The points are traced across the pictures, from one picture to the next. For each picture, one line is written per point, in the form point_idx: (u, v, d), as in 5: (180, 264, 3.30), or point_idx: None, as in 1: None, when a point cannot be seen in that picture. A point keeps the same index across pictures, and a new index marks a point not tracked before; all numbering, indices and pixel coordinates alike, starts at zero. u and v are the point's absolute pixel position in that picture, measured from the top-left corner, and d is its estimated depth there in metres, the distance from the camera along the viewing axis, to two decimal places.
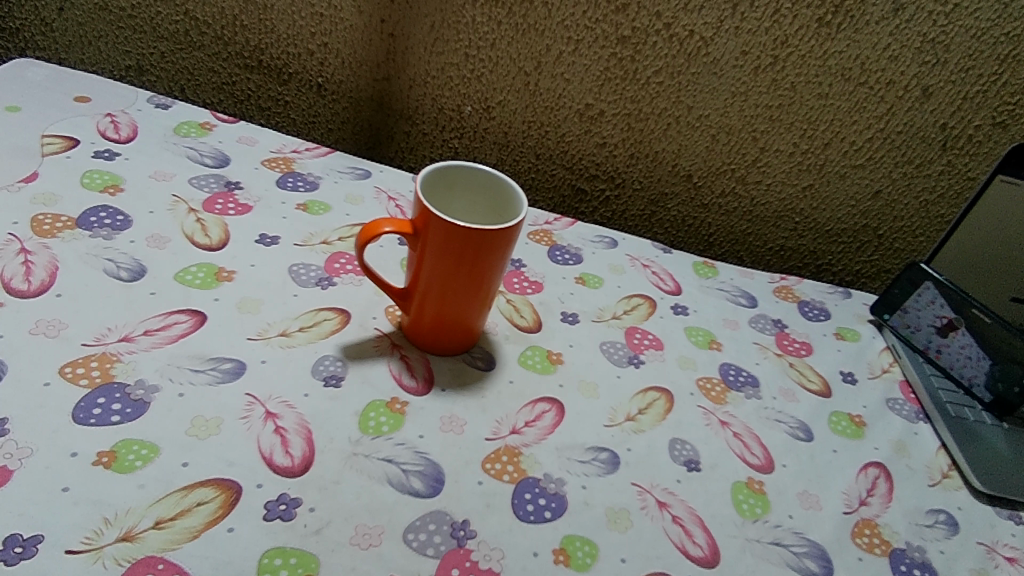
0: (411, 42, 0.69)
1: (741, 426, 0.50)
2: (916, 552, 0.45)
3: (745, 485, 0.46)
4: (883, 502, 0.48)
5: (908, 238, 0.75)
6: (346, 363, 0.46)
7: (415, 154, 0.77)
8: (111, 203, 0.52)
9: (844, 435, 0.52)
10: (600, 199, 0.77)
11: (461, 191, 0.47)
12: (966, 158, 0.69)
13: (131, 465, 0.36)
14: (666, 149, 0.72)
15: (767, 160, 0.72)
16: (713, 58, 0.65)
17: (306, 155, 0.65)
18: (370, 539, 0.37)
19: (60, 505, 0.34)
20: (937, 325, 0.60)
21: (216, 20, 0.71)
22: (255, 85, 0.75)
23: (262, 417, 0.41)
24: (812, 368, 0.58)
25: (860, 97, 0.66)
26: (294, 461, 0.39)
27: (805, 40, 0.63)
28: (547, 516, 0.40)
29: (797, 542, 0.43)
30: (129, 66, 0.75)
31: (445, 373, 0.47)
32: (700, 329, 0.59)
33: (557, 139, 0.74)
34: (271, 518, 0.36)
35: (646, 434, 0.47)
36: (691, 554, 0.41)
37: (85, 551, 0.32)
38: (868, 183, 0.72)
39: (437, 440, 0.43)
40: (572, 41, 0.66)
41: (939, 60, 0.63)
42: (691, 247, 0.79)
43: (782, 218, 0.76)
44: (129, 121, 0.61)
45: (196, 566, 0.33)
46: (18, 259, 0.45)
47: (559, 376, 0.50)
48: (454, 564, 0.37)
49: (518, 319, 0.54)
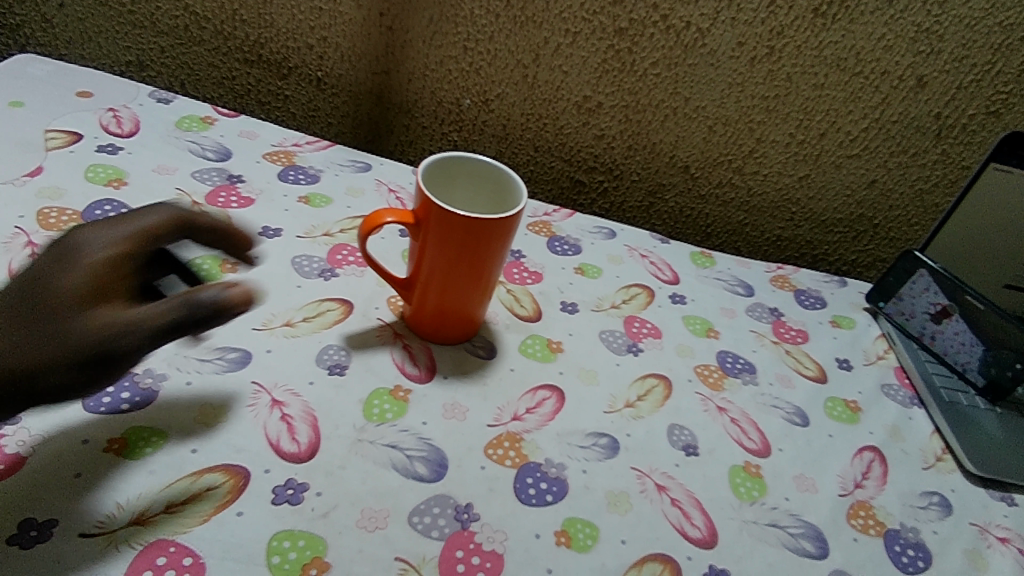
0: (410, 36, 0.70)
1: (738, 412, 0.51)
2: (910, 534, 0.46)
3: (742, 469, 0.47)
4: (878, 485, 0.49)
5: (903, 227, 0.76)
6: (349, 352, 0.47)
7: (414, 147, 0.78)
8: (115, 197, 0.52)
9: (839, 420, 0.53)
10: (598, 191, 0.78)
11: (462, 181, 0.48)
12: (961, 147, 0.70)
13: (142, 452, 0.37)
14: (663, 141, 0.73)
15: (764, 151, 0.72)
16: (710, 49, 0.66)
17: (307, 149, 0.65)
18: (376, 522, 0.37)
19: (74, 491, 0.34)
20: (931, 312, 0.61)
21: (216, 15, 0.71)
22: (255, 79, 0.75)
23: (269, 405, 0.42)
24: (808, 355, 0.59)
25: (855, 87, 0.67)
26: (300, 448, 0.40)
27: (800, 31, 0.64)
28: (548, 500, 0.41)
29: (794, 523, 0.44)
30: (129, 61, 0.76)
31: (447, 362, 0.48)
32: (697, 317, 0.60)
33: (555, 131, 0.74)
34: (279, 502, 0.37)
35: (645, 420, 0.48)
36: (689, 536, 0.41)
37: (98, 534, 0.33)
38: (863, 173, 0.73)
39: (440, 427, 0.44)
40: (570, 33, 0.67)
41: (933, 50, 0.64)
42: (689, 238, 0.80)
43: (779, 209, 0.76)
44: (132, 116, 0.62)
45: (206, 548, 0.34)
46: (26, 252, 0.46)
47: (559, 364, 0.51)
48: (458, 546, 0.38)
49: (518, 309, 0.55)
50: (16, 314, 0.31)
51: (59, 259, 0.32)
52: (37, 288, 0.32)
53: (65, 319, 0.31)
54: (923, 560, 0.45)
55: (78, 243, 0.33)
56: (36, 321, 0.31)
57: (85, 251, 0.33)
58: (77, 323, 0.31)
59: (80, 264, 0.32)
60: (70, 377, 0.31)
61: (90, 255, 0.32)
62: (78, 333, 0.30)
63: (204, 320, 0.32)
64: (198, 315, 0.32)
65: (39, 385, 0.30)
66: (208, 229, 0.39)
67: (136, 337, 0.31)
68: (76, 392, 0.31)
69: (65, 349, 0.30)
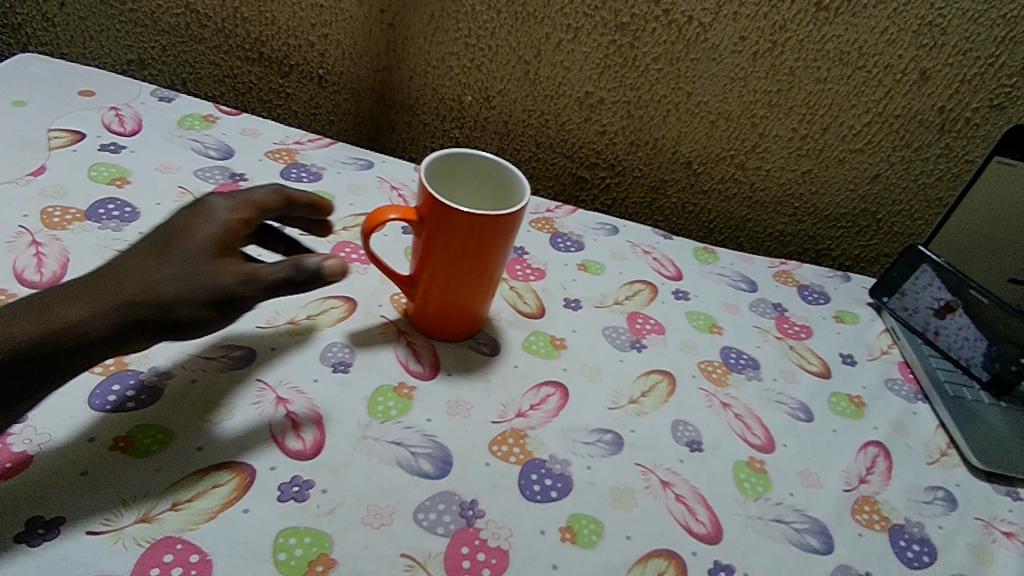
0: (411, 33, 0.70)
1: (742, 407, 0.51)
2: (915, 528, 0.46)
3: (747, 464, 0.47)
4: (883, 479, 0.49)
5: (907, 221, 0.76)
6: (353, 350, 0.47)
7: (416, 144, 0.78)
8: (118, 195, 0.52)
9: (844, 415, 0.53)
10: (601, 187, 0.78)
11: (464, 177, 0.48)
12: (964, 141, 0.69)
13: (148, 450, 0.37)
14: (665, 136, 0.73)
15: (766, 146, 0.72)
16: (712, 44, 0.66)
17: (309, 146, 0.65)
18: (381, 519, 0.37)
19: (80, 489, 0.34)
20: (935, 307, 0.61)
21: (217, 12, 0.71)
22: (256, 78, 0.75)
23: (273, 403, 0.42)
24: (812, 350, 0.59)
25: (858, 81, 0.67)
26: (306, 445, 0.40)
27: (803, 25, 0.64)
28: (553, 496, 0.41)
29: (798, 519, 0.44)
30: (130, 60, 0.76)
31: (450, 359, 0.48)
32: (700, 313, 0.60)
33: (557, 127, 0.74)
34: (285, 500, 0.37)
35: (649, 416, 0.48)
36: (694, 531, 0.42)
37: (105, 532, 0.33)
38: (866, 167, 0.72)
39: (445, 423, 0.44)
40: (571, 29, 0.67)
41: (936, 44, 0.64)
42: (691, 234, 0.80)
43: (781, 204, 0.76)
44: (134, 115, 0.62)
45: (213, 546, 0.34)
46: (30, 251, 0.46)
47: (563, 361, 0.51)
48: (463, 542, 0.38)
49: (521, 305, 0.55)
50: (152, 257, 0.36)
51: (190, 218, 0.38)
52: (172, 238, 0.36)
53: (198, 264, 0.35)
54: (928, 555, 0.45)
55: (207, 206, 0.38)
56: (170, 263, 0.35)
57: (213, 213, 0.38)
58: (208, 268, 0.35)
59: (209, 223, 0.37)
60: (199, 315, 0.35)
61: (217, 216, 0.38)
62: (209, 277, 0.35)
63: (304, 283, 0.36)
64: (303, 277, 0.36)
65: (168, 321, 0.35)
66: (304, 204, 0.43)
67: (256, 287, 0.36)
68: (198, 331, 0.36)
69: (196, 289, 0.35)
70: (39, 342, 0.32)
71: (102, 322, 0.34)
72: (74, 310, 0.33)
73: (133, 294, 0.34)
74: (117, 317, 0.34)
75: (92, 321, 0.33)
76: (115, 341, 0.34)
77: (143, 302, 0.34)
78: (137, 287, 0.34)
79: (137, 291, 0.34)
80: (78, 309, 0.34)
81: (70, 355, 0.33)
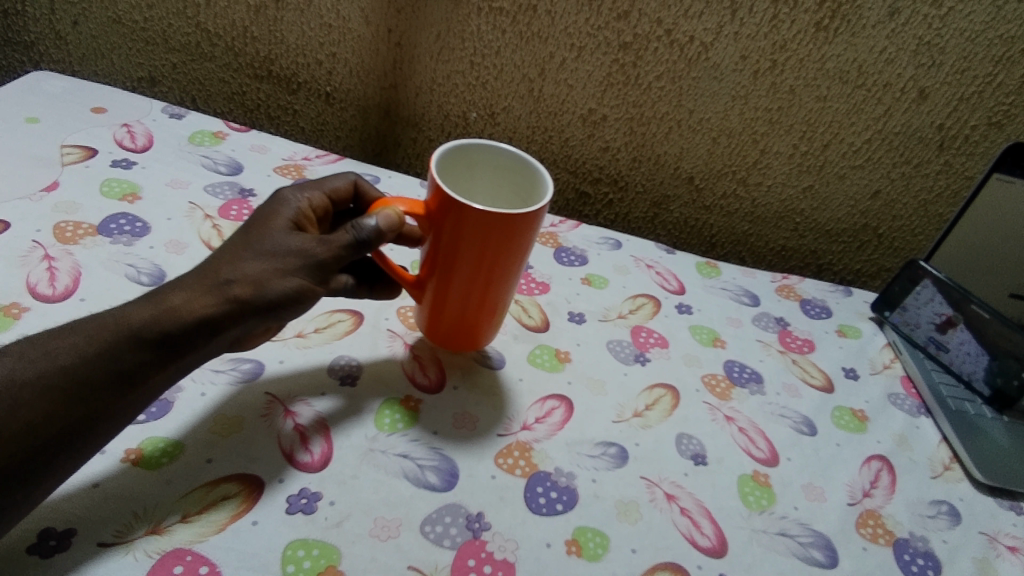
0: (417, 51, 0.71)
1: (746, 421, 0.51)
2: (919, 543, 0.46)
3: (751, 478, 0.47)
4: (887, 493, 0.49)
5: (908, 236, 0.78)
6: (360, 364, 0.48)
7: (421, 160, 0.79)
8: (130, 211, 0.53)
9: (847, 429, 0.53)
10: (604, 203, 0.79)
11: (482, 170, 0.48)
12: (963, 157, 0.71)
13: (159, 462, 0.37)
14: (667, 153, 0.74)
15: (767, 162, 0.73)
16: (713, 63, 0.66)
17: (316, 162, 0.66)
18: (389, 531, 0.38)
19: (94, 504, 0.35)
20: (936, 322, 0.62)
21: (226, 32, 0.72)
22: (265, 95, 0.76)
23: (283, 415, 0.42)
24: (814, 364, 0.60)
25: (859, 99, 0.68)
26: (314, 458, 0.40)
27: (803, 44, 0.64)
28: (559, 509, 0.41)
29: (803, 533, 0.44)
30: (141, 77, 0.77)
31: (456, 373, 0.49)
32: (703, 327, 0.60)
33: (560, 144, 0.75)
34: (293, 512, 0.37)
35: (653, 429, 0.48)
36: (699, 545, 0.42)
37: (118, 543, 0.34)
38: (867, 183, 0.74)
39: (450, 437, 0.44)
40: (575, 48, 0.67)
41: (934, 63, 0.65)
42: (693, 247, 0.81)
43: (783, 219, 0.78)
44: (145, 131, 0.63)
45: (222, 557, 0.34)
46: (43, 265, 0.46)
47: (568, 374, 0.51)
48: (470, 555, 0.38)
49: (526, 319, 0.56)
50: (240, 242, 0.39)
51: (267, 205, 0.42)
52: (253, 224, 0.40)
53: (280, 238, 0.39)
54: (933, 569, 0.45)
55: (280, 196, 0.42)
56: (256, 241, 0.39)
57: (287, 201, 0.42)
58: (290, 240, 0.39)
59: (284, 208, 0.41)
60: (285, 286, 0.38)
61: (291, 202, 0.42)
62: (291, 252, 0.39)
63: (369, 243, 0.40)
64: (366, 237, 0.40)
65: (261, 297, 0.38)
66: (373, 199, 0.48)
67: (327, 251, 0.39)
68: (291, 308, 0.39)
69: (282, 259, 0.38)
70: (157, 322, 0.35)
71: (203, 301, 0.37)
72: (182, 296, 0.37)
73: (225, 274, 0.37)
74: (216, 297, 0.37)
75: (196, 302, 0.37)
76: (221, 322, 0.37)
77: (236, 281, 0.37)
78: (227, 266, 0.38)
79: (228, 270, 0.38)
80: (185, 293, 0.37)
81: (188, 333, 0.36)
